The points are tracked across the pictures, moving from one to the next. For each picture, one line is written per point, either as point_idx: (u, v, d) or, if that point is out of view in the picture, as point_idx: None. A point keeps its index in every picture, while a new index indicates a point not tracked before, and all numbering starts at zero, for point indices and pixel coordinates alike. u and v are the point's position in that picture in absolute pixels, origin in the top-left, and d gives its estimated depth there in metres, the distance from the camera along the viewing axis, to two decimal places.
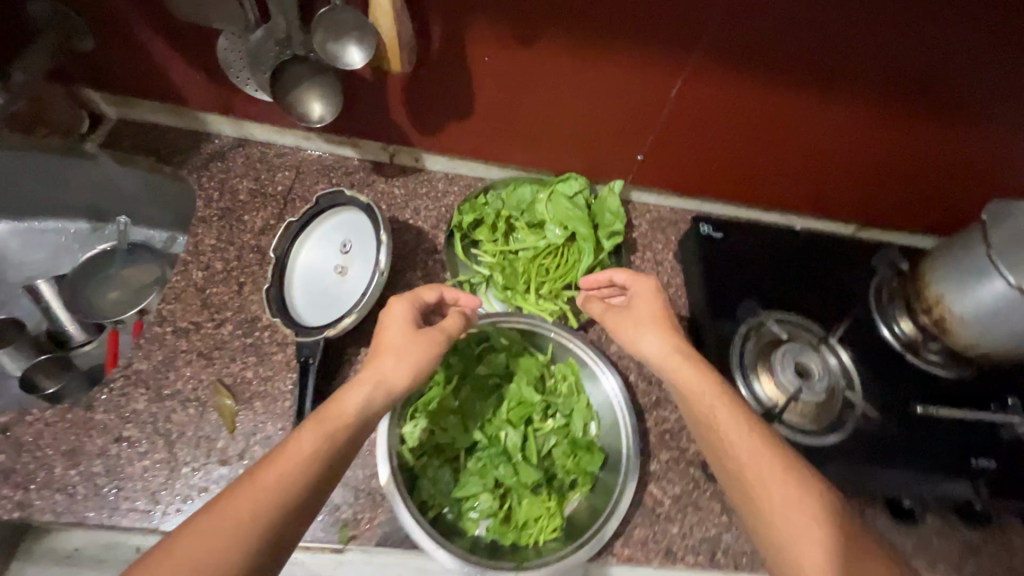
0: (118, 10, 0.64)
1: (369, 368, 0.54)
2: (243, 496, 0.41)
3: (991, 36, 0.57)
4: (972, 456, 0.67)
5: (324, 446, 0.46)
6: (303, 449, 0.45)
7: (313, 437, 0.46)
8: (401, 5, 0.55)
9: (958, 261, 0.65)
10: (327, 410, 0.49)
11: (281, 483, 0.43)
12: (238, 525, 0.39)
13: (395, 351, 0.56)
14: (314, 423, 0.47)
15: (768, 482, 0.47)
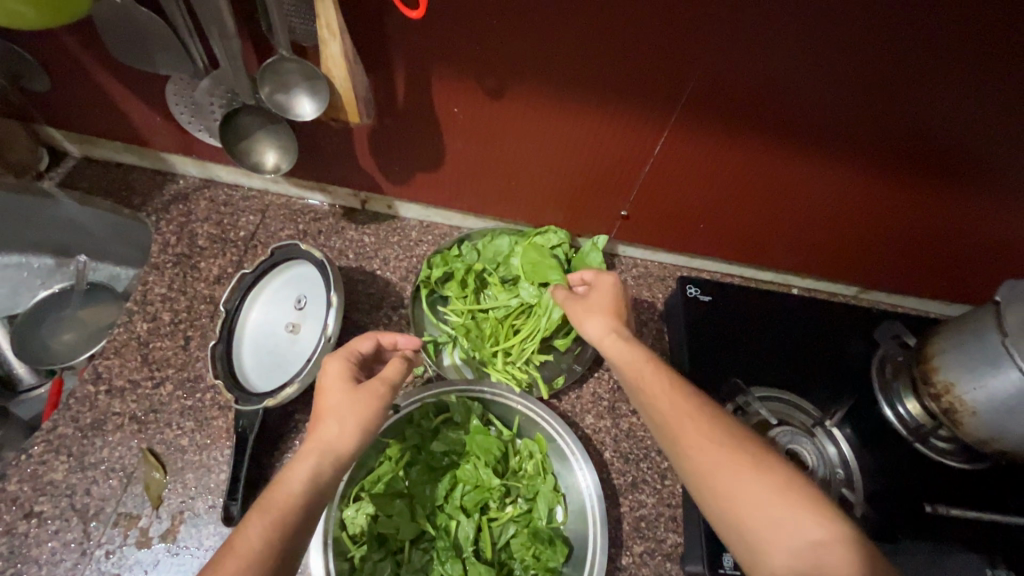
0: (69, 49, 0.61)
1: (309, 438, 0.45)
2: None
3: (1002, 99, 0.51)
4: (988, 565, 0.60)
5: (275, 539, 0.39)
6: (249, 545, 0.38)
7: (258, 531, 0.39)
8: (355, 57, 0.51)
9: (969, 346, 0.59)
10: (275, 489, 0.42)
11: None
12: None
13: (337, 414, 0.47)
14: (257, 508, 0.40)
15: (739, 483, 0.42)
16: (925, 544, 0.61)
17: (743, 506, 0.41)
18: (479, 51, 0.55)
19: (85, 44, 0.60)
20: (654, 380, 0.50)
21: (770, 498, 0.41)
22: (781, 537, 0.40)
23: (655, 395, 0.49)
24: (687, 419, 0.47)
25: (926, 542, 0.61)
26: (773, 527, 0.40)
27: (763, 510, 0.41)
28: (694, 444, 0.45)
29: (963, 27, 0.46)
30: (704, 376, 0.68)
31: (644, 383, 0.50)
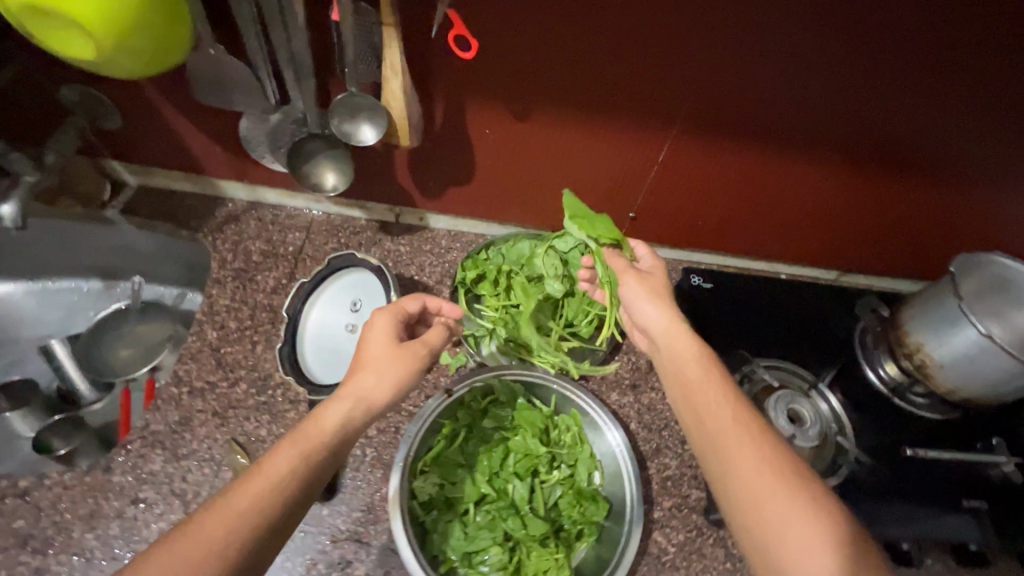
0: (144, 91, 0.69)
1: (348, 384, 0.53)
2: (209, 522, 0.41)
3: (943, 100, 0.63)
4: (960, 496, 0.71)
5: (299, 467, 0.47)
6: (279, 469, 0.46)
7: (289, 457, 0.47)
8: (411, 91, 0.61)
9: (932, 311, 0.70)
10: (308, 426, 0.50)
11: (246, 507, 0.43)
12: (200, 553, 0.40)
13: (376, 366, 0.55)
14: (290, 439, 0.49)
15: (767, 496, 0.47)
16: (906, 482, 0.71)
17: (743, 476, 0.48)
18: (511, 82, 0.65)
19: (160, 87, 0.68)
20: (693, 364, 0.57)
21: (765, 469, 0.48)
22: (762, 505, 0.46)
23: (701, 392, 0.55)
24: (716, 401, 0.54)
25: (909, 480, 0.71)
26: (761, 503, 0.47)
27: (754, 487, 0.47)
28: (718, 424, 0.52)
29: (907, 46, 0.57)
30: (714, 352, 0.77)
31: (684, 370, 0.57)
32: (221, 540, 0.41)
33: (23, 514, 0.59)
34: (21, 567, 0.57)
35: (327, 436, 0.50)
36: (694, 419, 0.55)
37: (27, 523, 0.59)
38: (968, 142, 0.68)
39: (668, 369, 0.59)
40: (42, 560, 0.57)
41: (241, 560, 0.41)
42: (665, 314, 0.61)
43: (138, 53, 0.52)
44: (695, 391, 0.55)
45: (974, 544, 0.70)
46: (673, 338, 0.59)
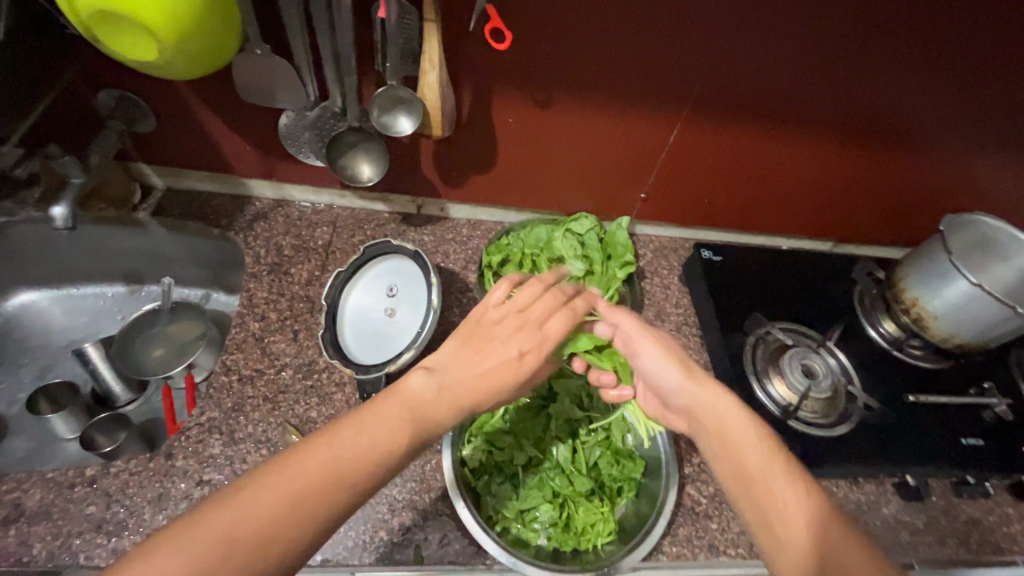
0: (181, 94, 0.72)
1: (470, 394, 0.51)
2: (313, 466, 0.41)
3: (926, 69, 0.70)
4: (961, 437, 0.77)
5: (406, 439, 0.46)
6: (388, 438, 0.45)
7: (400, 429, 0.46)
8: (445, 82, 0.65)
9: (923, 267, 0.77)
10: (420, 405, 0.48)
11: (347, 465, 0.42)
12: (301, 493, 0.40)
13: (503, 385, 0.52)
14: (400, 401, 0.48)
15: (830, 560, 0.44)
16: (912, 426, 0.77)
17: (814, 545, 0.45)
18: (534, 73, 0.70)
19: (198, 90, 0.71)
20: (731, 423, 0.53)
21: (826, 540, 0.45)
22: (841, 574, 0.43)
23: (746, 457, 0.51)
24: (766, 466, 0.50)
25: (914, 426, 0.77)
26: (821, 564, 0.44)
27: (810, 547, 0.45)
28: (774, 496, 0.48)
29: (894, 19, 0.64)
30: (728, 318, 0.83)
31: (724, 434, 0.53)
32: (324, 490, 0.41)
33: (95, 500, 0.61)
34: (98, 549, 0.58)
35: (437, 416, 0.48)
36: (740, 488, 0.50)
37: (99, 508, 0.61)
38: (948, 108, 0.76)
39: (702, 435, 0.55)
40: (118, 541, 0.59)
41: (336, 515, 0.41)
42: (691, 377, 0.58)
43: (193, 54, 0.56)
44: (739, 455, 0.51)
45: (972, 478, 0.75)
46: (703, 395, 0.56)
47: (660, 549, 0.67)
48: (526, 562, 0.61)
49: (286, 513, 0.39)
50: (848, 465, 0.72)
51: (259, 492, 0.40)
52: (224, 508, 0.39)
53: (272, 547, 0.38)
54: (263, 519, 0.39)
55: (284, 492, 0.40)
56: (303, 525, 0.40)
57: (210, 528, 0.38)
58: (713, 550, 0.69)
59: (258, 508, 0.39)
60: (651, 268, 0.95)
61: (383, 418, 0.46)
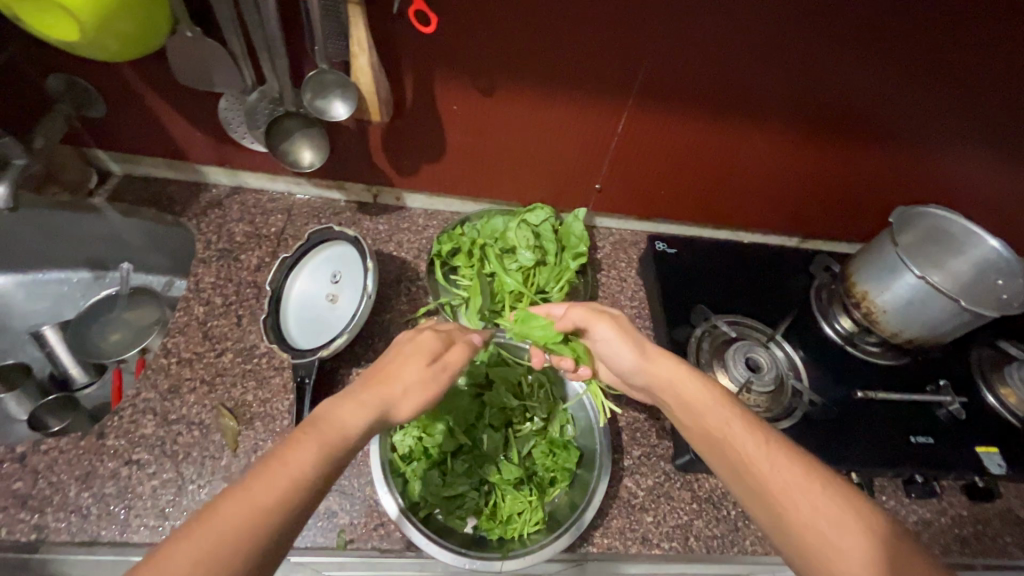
0: (127, 80, 0.73)
1: (374, 392, 0.51)
2: (232, 512, 0.39)
3: (875, 57, 0.68)
4: (912, 434, 0.76)
5: (323, 464, 0.44)
6: (304, 461, 0.43)
7: (313, 450, 0.44)
8: (378, 66, 0.66)
9: (874, 259, 0.75)
10: (330, 428, 0.47)
11: (265, 502, 0.40)
12: (219, 545, 0.37)
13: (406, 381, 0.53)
14: (311, 435, 0.45)
15: (798, 497, 0.45)
16: (862, 422, 0.76)
17: (785, 495, 0.45)
18: (474, 59, 0.69)
19: (142, 74, 0.72)
20: (699, 391, 0.55)
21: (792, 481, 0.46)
22: (806, 516, 0.44)
23: (710, 413, 0.53)
24: (727, 421, 0.52)
25: (862, 421, 0.76)
26: (798, 503, 0.45)
27: (784, 484, 0.46)
28: (740, 450, 0.49)
29: (836, 8, 0.63)
30: (677, 309, 0.82)
31: (691, 405, 0.55)
32: (245, 534, 0.38)
33: (22, 477, 0.62)
34: (20, 524, 0.59)
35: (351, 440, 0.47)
36: (711, 449, 0.52)
37: (25, 484, 0.62)
38: (903, 98, 0.74)
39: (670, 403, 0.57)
40: (41, 517, 0.60)
41: (259, 551, 0.38)
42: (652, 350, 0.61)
43: (125, 35, 0.57)
44: (710, 421, 0.53)
45: (920, 477, 0.73)
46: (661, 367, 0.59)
47: (589, 540, 0.67)
48: (447, 549, 0.61)
49: (207, 562, 0.36)
50: None
51: (172, 552, 0.36)
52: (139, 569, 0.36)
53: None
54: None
55: (202, 543, 0.37)
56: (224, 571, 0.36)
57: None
58: (645, 543, 0.68)
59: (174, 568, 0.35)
60: (608, 261, 0.94)
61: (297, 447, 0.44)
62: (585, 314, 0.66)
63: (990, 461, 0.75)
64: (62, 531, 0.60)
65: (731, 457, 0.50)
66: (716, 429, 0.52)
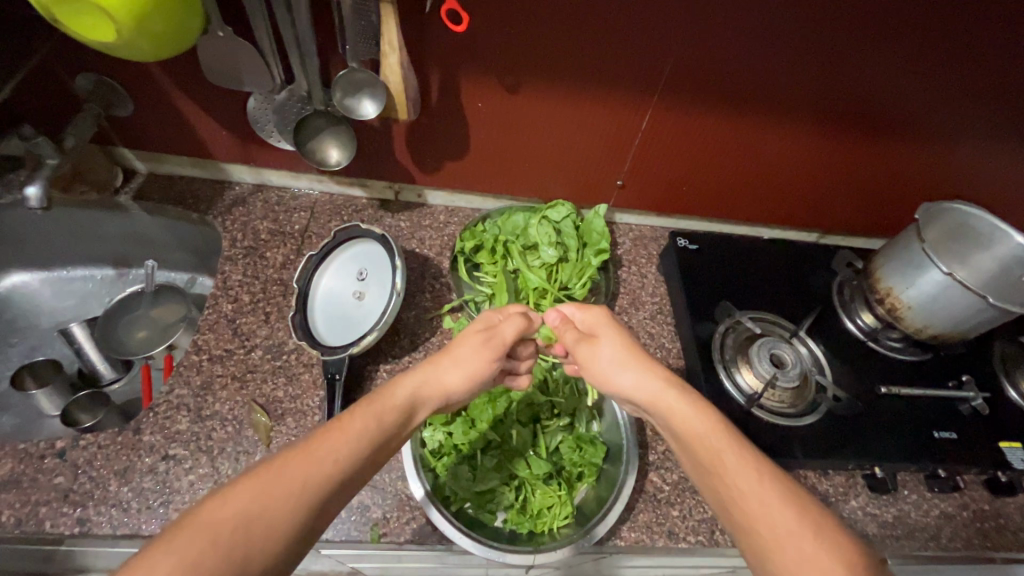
0: (155, 79, 0.73)
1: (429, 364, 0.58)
2: (297, 462, 0.42)
3: (901, 54, 0.68)
4: (935, 430, 0.76)
5: (374, 433, 0.48)
6: (359, 427, 0.48)
7: (369, 418, 0.49)
8: (407, 65, 0.66)
9: (901, 258, 0.75)
10: (383, 393, 0.52)
11: (327, 460, 0.43)
12: (288, 485, 0.40)
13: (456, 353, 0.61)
14: (367, 407, 0.50)
15: (784, 540, 0.42)
16: (885, 417, 0.76)
17: (762, 521, 0.44)
18: (500, 55, 0.69)
19: (170, 73, 0.72)
20: (696, 419, 0.53)
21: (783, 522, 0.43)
22: (790, 562, 0.40)
23: (707, 441, 0.51)
24: (722, 449, 0.50)
25: (885, 415, 0.77)
26: (785, 549, 0.41)
27: (772, 525, 0.43)
28: (733, 485, 0.47)
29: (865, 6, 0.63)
30: (700, 306, 0.82)
31: (680, 419, 0.54)
32: (308, 483, 0.41)
33: (63, 471, 0.63)
34: (63, 517, 0.60)
35: (397, 409, 0.52)
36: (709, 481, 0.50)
37: (67, 478, 0.63)
38: (927, 94, 0.74)
39: (673, 431, 0.55)
40: (83, 511, 0.61)
41: (319, 503, 0.41)
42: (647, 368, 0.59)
43: (157, 35, 0.57)
44: (695, 437, 0.52)
45: (943, 472, 0.74)
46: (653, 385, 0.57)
47: (617, 534, 0.68)
48: (479, 542, 0.62)
49: (277, 502, 0.39)
50: (815, 455, 0.71)
51: (250, 482, 0.39)
52: (208, 503, 0.38)
53: (254, 541, 0.37)
54: (243, 516, 0.37)
55: (276, 480, 0.40)
56: (285, 514, 0.39)
57: (198, 523, 0.36)
58: (672, 537, 0.69)
59: (245, 500, 0.38)
60: (629, 257, 0.94)
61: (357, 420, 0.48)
62: (591, 325, 0.67)
63: (1013, 455, 0.75)
64: (103, 525, 0.61)
65: (728, 491, 0.47)
66: (709, 455, 0.50)
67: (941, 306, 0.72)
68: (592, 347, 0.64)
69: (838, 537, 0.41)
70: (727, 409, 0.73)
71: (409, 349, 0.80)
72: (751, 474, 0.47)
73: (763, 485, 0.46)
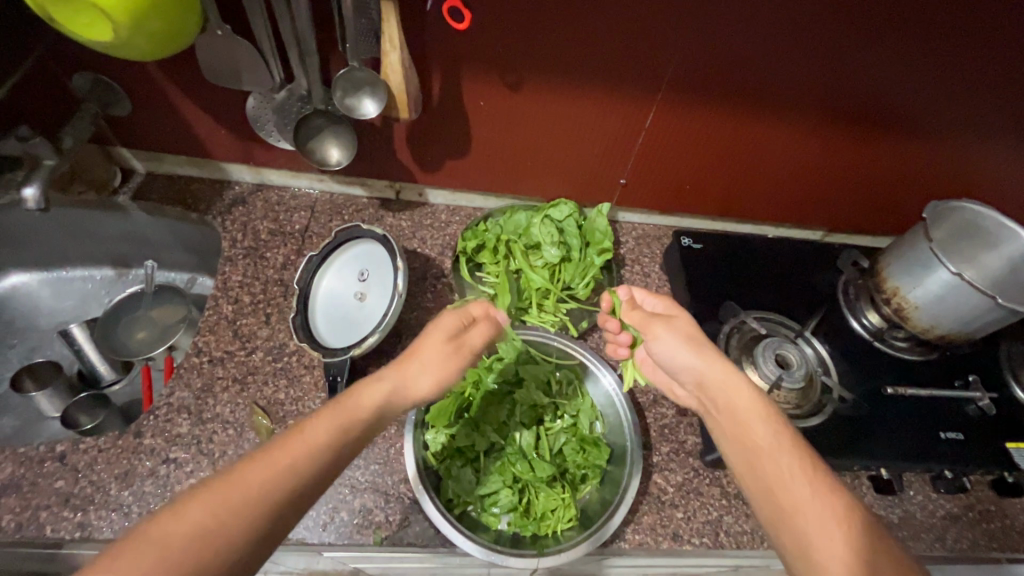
0: (153, 78, 0.72)
1: (394, 369, 0.55)
2: (250, 475, 0.42)
3: (910, 51, 0.67)
4: (941, 431, 0.76)
5: (338, 442, 0.47)
6: (319, 438, 0.46)
7: (329, 427, 0.48)
8: (409, 63, 0.65)
9: (908, 256, 0.74)
10: (348, 401, 0.50)
11: (280, 475, 0.43)
12: (238, 499, 0.40)
13: (423, 358, 0.57)
14: (331, 412, 0.49)
15: (815, 524, 0.46)
16: (891, 417, 0.76)
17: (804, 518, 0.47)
18: (503, 53, 0.68)
19: (168, 72, 0.71)
20: (747, 405, 0.56)
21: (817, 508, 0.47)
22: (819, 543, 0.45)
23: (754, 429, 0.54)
24: (768, 438, 0.53)
25: (890, 415, 0.76)
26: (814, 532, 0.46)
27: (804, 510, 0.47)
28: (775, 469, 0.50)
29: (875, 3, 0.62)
30: (705, 306, 0.82)
31: (738, 406, 0.56)
32: (258, 498, 0.41)
33: (63, 475, 0.63)
34: (64, 522, 0.60)
35: (363, 416, 0.50)
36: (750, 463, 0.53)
37: (67, 482, 0.62)
38: (935, 91, 0.73)
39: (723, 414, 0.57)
40: (84, 515, 0.61)
41: (268, 518, 0.41)
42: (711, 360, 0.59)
43: (157, 35, 0.56)
44: (750, 434, 0.54)
45: (949, 473, 0.73)
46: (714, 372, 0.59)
47: (622, 536, 0.67)
48: (482, 545, 0.61)
49: (224, 519, 0.39)
50: (820, 456, 0.71)
51: (200, 497, 0.40)
52: (161, 518, 0.39)
53: (199, 558, 0.37)
54: (189, 532, 0.38)
55: (223, 495, 0.40)
56: (234, 527, 0.39)
57: (148, 539, 0.37)
58: (676, 539, 0.68)
59: (195, 516, 0.39)
60: (632, 256, 0.93)
61: (316, 429, 0.47)
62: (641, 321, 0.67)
63: (1021, 457, 0.75)
64: (104, 529, 0.60)
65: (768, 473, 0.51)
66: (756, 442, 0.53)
67: (943, 300, 0.71)
68: (656, 330, 0.65)
69: (860, 534, 0.45)
70: None
71: None
72: (797, 471, 0.49)
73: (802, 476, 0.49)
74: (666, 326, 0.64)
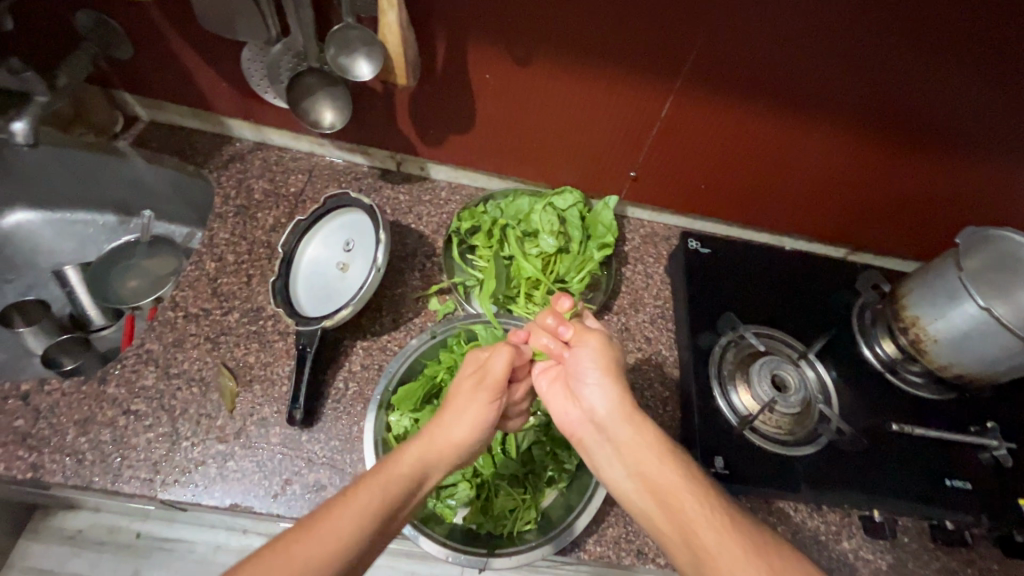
0: (152, 21, 0.70)
1: (431, 426, 0.57)
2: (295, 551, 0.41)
3: (960, 60, 0.60)
4: (947, 477, 0.69)
5: (377, 508, 0.46)
6: (360, 506, 0.46)
7: (370, 494, 0.47)
8: (408, 25, 0.61)
9: (931, 285, 0.68)
10: (385, 466, 0.50)
11: (326, 550, 0.42)
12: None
13: (457, 411, 0.59)
14: (372, 478, 0.49)
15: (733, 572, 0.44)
16: (892, 455, 0.70)
17: (715, 555, 0.45)
18: (511, 23, 0.64)
19: (167, 16, 0.69)
20: (652, 447, 0.54)
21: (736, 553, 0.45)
22: None
23: (656, 469, 0.52)
24: (675, 479, 0.51)
25: (894, 454, 0.70)
26: None
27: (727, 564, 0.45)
28: (686, 512, 0.49)
29: (931, 7, 0.55)
30: (703, 314, 0.77)
31: (641, 447, 0.54)
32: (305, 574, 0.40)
33: (24, 415, 0.63)
34: (18, 461, 0.60)
35: (402, 477, 0.50)
36: (656, 503, 0.51)
37: (26, 421, 0.62)
38: (985, 108, 0.65)
39: (625, 453, 0.55)
40: (38, 457, 0.61)
41: None
42: (623, 396, 0.58)
43: None
44: (649, 474, 0.52)
45: (950, 524, 0.68)
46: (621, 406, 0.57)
47: (581, 547, 0.64)
48: (433, 539, 0.59)
49: None
50: (805, 489, 0.66)
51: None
52: None
53: None
54: None
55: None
56: None
57: None
58: (640, 556, 0.64)
59: None
60: (635, 254, 0.88)
61: (357, 500, 0.46)
62: (573, 331, 0.63)
63: None
64: (55, 473, 0.60)
65: (681, 523, 0.48)
66: (663, 483, 0.51)
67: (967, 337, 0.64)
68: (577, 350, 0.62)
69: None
70: (717, 430, 0.68)
71: (389, 328, 0.77)
72: (704, 515, 0.48)
73: (715, 522, 0.47)
74: (598, 344, 0.61)
